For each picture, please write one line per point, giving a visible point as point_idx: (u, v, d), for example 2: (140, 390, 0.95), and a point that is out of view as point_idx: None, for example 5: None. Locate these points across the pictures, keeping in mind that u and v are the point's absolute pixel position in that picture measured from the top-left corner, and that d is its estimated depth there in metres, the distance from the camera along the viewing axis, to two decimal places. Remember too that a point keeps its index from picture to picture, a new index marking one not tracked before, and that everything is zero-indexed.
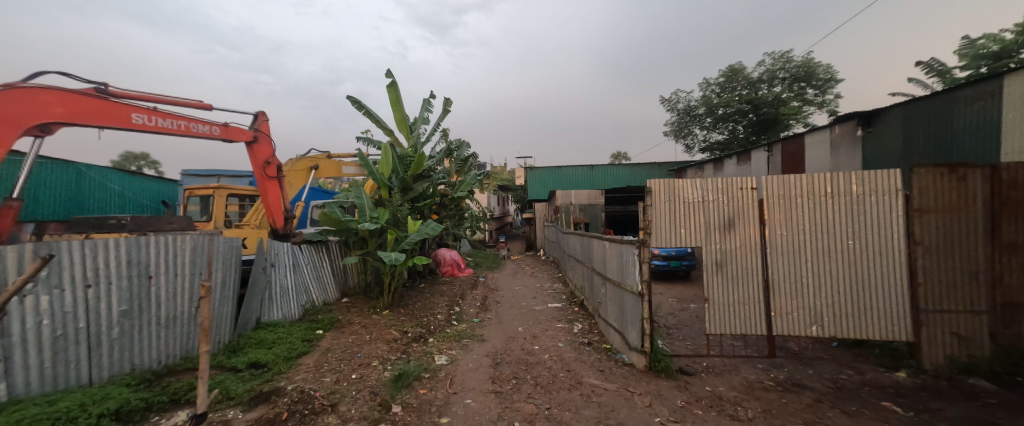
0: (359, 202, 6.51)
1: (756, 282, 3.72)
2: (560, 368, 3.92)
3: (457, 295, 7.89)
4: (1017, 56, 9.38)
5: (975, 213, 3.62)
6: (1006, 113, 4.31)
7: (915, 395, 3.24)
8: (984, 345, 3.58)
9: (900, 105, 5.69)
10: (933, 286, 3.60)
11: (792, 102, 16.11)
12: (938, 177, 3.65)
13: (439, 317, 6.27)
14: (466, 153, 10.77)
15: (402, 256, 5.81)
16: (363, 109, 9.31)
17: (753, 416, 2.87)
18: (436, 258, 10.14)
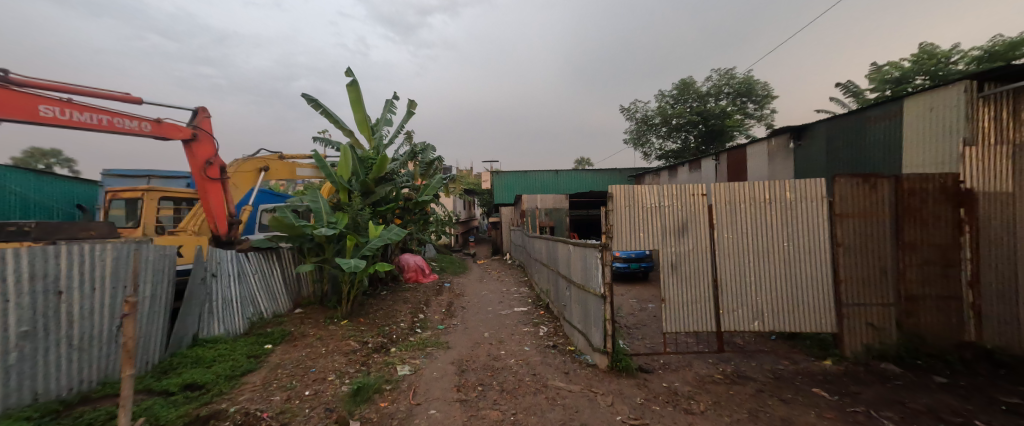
0: (315, 206, 6.20)
1: (707, 282, 4.00)
2: (525, 373, 3.94)
3: (421, 302, 7.69)
4: (913, 81, 10.98)
5: (884, 217, 4.15)
6: (907, 130, 4.95)
7: (838, 381, 3.63)
8: (893, 333, 4.09)
9: (824, 121, 6.43)
10: (853, 282, 4.06)
11: (736, 115, 17.66)
12: (854, 185, 4.14)
13: (402, 325, 6.07)
14: (431, 157, 10.75)
15: (363, 263, 5.56)
16: (320, 109, 8.92)
17: (704, 409, 3.06)
18: (400, 266, 9.84)
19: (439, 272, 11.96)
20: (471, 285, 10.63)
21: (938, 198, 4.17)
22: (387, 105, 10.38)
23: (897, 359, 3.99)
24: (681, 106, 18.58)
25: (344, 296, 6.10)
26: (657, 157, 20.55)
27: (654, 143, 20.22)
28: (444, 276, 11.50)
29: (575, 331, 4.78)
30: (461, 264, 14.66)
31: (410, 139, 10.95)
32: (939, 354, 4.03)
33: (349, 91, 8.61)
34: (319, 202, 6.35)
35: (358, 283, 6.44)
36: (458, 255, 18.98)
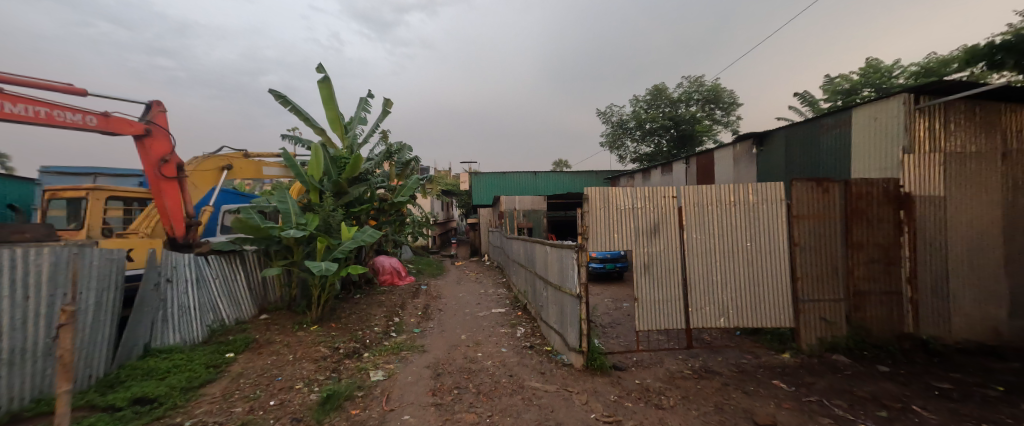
0: (284, 207, 5.95)
1: (677, 281, 4.16)
2: (502, 374, 3.94)
3: (396, 305, 7.52)
4: (860, 94, 11.96)
5: (836, 219, 4.44)
6: (856, 139, 5.33)
7: (795, 372, 3.87)
8: (843, 327, 4.39)
9: (783, 129, 6.84)
10: (808, 279, 4.34)
11: (705, 121, 18.48)
12: (810, 189, 4.42)
13: (376, 329, 5.90)
14: (408, 157, 10.61)
15: (334, 266, 5.35)
16: (289, 106, 8.57)
17: (674, 404, 3.18)
18: (375, 268, 9.69)
19: (416, 274, 11.74)
20: (448, 287, 10.49)
21: (882, 200, 4.51)
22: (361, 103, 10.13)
23: (846, 351, 4.31)
24: (654, 111, 19.24)
25: (315, 300, 5.87)
26: (632, 160, 21.13)
27: (628, 147, 20.81)
28: (420, 278, 11.29)
29: (552, 331, 4.83)
30: (438, 265, 14.46)
31: (385, 139, 10.71)
32: (883, 345, 4.39)
33: (320, 88, 8.33)
34: (287, 203, 6.08)
35: (330, 287, 6.21)
36: (433, 257, 18.74)
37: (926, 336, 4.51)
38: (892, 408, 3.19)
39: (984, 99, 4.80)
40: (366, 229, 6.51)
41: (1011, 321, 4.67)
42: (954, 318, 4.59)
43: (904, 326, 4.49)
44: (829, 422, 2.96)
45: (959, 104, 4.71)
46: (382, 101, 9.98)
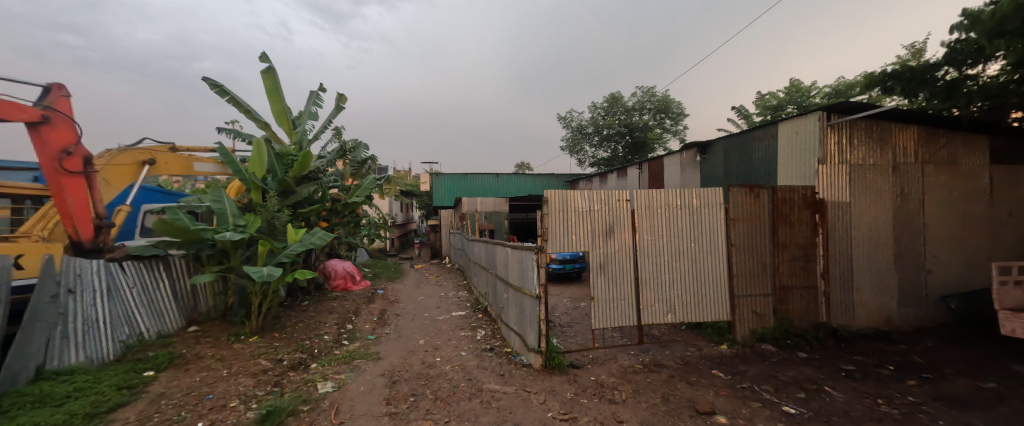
0: (218, 207, 5.41)
1: (630, 280, 4.37)
2: (461, 378, 3.89)
3: (349, 312, 7.12)
4: (784, 110, 13.56)
5: (765, 221, 4.91)
6: (781, 150, 5.94)
7: (731, 362, 4.24)
8: (770, 319, 4.88)
9: (722, 139, 7.35)
10: (742, 277, 4.77)
11: (656, 129, 19.68)
12: (744, 194, 4.84)
13: (327, 338, 5.55)
14: (363, 156, 10.23)
15: (279, 271, 4.93)
16: (228, 97, 7.91)
17: (626, 398, 3.33)
18: (326, 273, 9.21)
19: (372, 277, 11.23)
20: (405, 290, 10.14)
21: (802, 205, 5.07)
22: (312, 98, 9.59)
23: (773, 340, 4.80)
24: (610, 118, 20.19)
25: (255, 309, 5.40)
26: (590, 164, 21.91)
27: (587, 151, 21.64)
28: (376, 282, 10.81)
29: (511, 332, 4.86)
30: (395, 268, 13.94)
31: (338, 136, 10.16)
32: (801, 333, 4.95)
33: (264, 78, 7.71)
34: (223, 203, 5.52)
35: (273, 295, 5.73)
36: (390, 259, 18.11)
37: (836, 325, 5.15)
38: (808, 390, 3.61)
39: (881, 119, 5.59)
40: (316, 231, 6.09)
41: (898, 309, 5.50)
42: (857, 308, 5.31)
43: (819, 316, 5.10)
44: (759, 406, 3.29)
45: (860, 123, 5.47)
46: (336, 96, 9.54)
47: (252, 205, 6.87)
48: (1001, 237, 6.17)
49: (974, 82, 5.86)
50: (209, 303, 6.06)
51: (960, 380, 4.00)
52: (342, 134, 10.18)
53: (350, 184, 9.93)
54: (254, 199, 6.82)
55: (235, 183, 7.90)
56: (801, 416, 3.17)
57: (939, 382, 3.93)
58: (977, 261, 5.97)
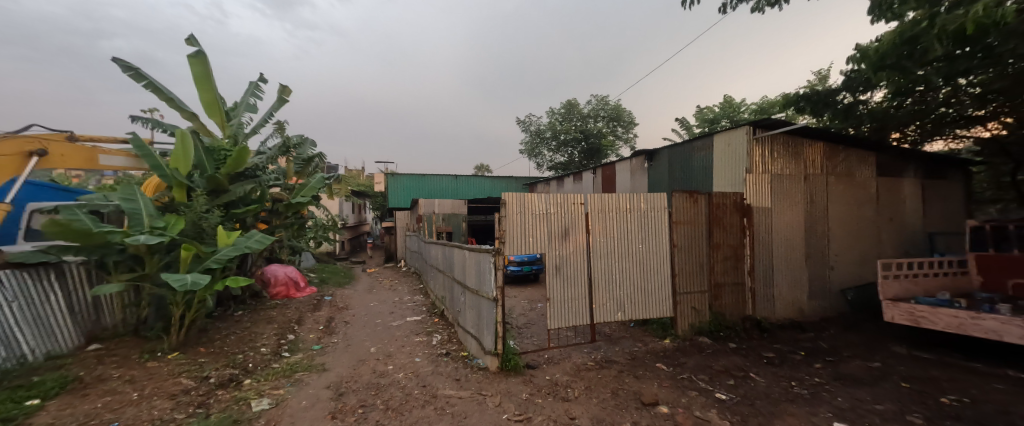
0: (131, 207, 4.76)
1: (583, 281, 4.52)
2: (414, 386, 3.76)
3: (291, 321, 6.58)
4: (719, 123, 14.97)
5: (702, 224, 5.35)
6: (715, 160, 6.53)
7: (672, 355, 4.56)
8: (706, 314, 5.32)
9: (666, 148, 7.87)
10: (682, 276, 5.15)
11: (609, 137, 20.62)
12: (685, 198, 5.23)
13: (264, 350, 5.07)
14: (309, 153, 9.67)
15: (207, 279, 4.41)
16: (145, 82, 7.54)
17: (578, 395, 3.44)
18: (265, 281, 8.48)
19: (319, 283, 10.51)
20: (355, 296, 9.58)
21: (733, 210, 5.60)
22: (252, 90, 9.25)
23: (708, 333, 5.24)
24: (567, 124, 20.89)
25: (176, 322, 4.79)
26: (548, 168, 22.42)
27: (546, 155, 22.26)
28: (324, 287, 10.13)
29: (468, 335, 4.81)
30: (346, 273, 13.17)
31: (281, 131, 9.40)
32: (732, 326, 5.46)
33: (191, 63, 6.98)
34: (137, 202, 4.86)
35: (198, 305, 5.12)
36: (340, 263, 17.15)
37: (760, 317, 5.75)
38: (737, 377, 3.99)
39: (797, 135, 6.36)
40: (252, 234, 5.56)
41: (808, 301, 6.28)
42: (776, 302, 5.97)
43: (746, 310, 5.65)
44: (696, 394, 3.58)
45: (779, 137, 6.18)
46: (278, 88, 8.93)
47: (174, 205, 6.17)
48: (886, 238, 7.30)
49: (864, 106, 7.83)
50: (116, 316, 5.25)
51: (854, 361, 4.67)
52: (284, 129, 9.44)
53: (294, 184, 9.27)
54: (178, 199, 6.13)
55: (152, 180, 7.01)
56: (730, 401, 3.50)
57: (839, 364, 4.55)
58: (868, 260, 7.00)
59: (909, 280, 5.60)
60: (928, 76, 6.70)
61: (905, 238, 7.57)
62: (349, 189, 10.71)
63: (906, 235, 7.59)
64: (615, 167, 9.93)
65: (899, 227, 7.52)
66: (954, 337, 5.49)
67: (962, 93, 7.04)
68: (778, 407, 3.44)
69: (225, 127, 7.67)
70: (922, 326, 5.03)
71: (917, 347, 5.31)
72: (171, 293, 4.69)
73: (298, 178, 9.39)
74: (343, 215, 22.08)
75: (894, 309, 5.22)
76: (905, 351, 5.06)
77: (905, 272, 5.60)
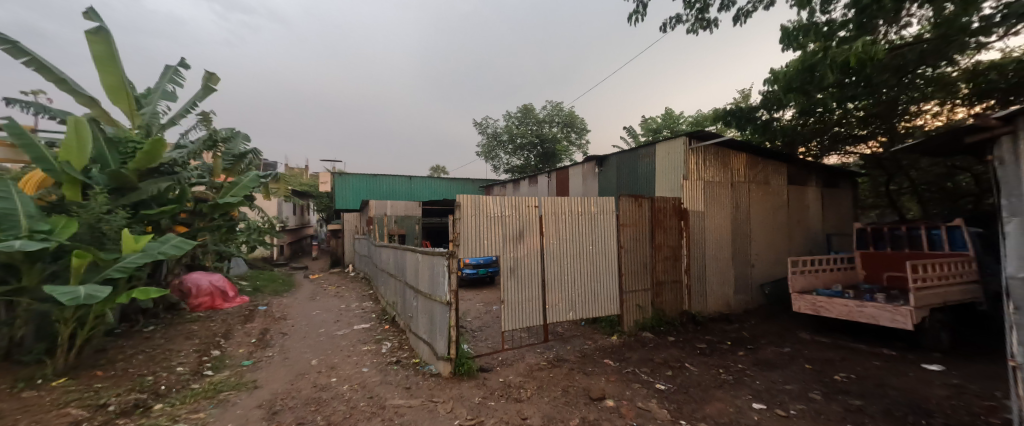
0: (2, 206, 3.97)
1: (537, 283, 4.58)
2: (361, 398, 3.54)
3: (215, 335, 5.88)
4: (662, 132, 16.09)
5: (646, 227, 5.69)
6: (658, 167, 7.01)
7: (618, 350, 4.80)
8: (649, 311, 5.67)
9: (614, 154, 8.28)
10: (628, 275, 5.44)
11: (564, 142, 21.17)
12: (631, 203, 5.53)
13: (180, 369, 4.45)
14: (240, 148, 8.76)
15: (108, 290, 3.82)
16: (27, 59, 6.46)
17: (530, 395, 3.48)
18: (184, 292, 7.52)
19: (251, 291, 9.54)
20: (295, 305, 8.82)
21: (672, 214, 6.04)
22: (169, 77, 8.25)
23: (649, 329, 5.59)
24: (523, 128, 21.20)
25: (63, 342, 4.05)
26: (504, 171, 22.49)
27: (502, 158, 22.33)
28: (256, 296, 9.20)
29: (420, 341, 4.65)
30: (285, 280, 12.10)
31: (206, 123, 8.40)
32: (671, 321, 5.88)
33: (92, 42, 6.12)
34: (12, 201, 4.08)
35: (94, 321, 4.37)
36: (278, 268, 15.75)
37: (694, 312, 6.26)
38: (674, 368, 4.31)
39: (725, 146, 7.03)
40: (168, 238, 5.12)
41: (734, 296, 6.96)
42: (708, 297, 6.53)
43: (683, 306, 6.13)
44: (638, 386, 3.80)
45: (711, 147, 6.79)
46: (204, 75, 8.05)
47: (64, 205, 5.30)
48: (795, 239, 8.33)
49: (777, 123, 8.97)
50: None
51: (769, 348, 5.27)
52: (210, 120, 8.44)
53: (220, 182, 8.34)
54: (69, 197, 5.29)
55: (34, 174, 5.83)
56: (668, 390, 3.77)
57: (757, 351, 5.10)
58: (781, 258, 7.93)
59: (811, 274, 6.45)
60: (825, 99, 7.88)
61: (809, 239, 8.70)
62: (289, 189, 9.77)
63: (810, 236, 8.73)
64: (568, 171, 10.20)
65: (804, 229, 8.62)
66: (845, 323, 6.41)
67: (850, 115, 8.61)
68: (709, 393, 3.76)
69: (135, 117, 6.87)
70: (820, 314, 5.81)
71: (818, 333, 6.11)
72: (57, 308, 3.95)
73: (226, 176, 8.46)
74: (283, 216, 20.37)
75: (800, 300, 5.97)
76: (808, 337, 5.82)
77: (808, 268, 6.45)
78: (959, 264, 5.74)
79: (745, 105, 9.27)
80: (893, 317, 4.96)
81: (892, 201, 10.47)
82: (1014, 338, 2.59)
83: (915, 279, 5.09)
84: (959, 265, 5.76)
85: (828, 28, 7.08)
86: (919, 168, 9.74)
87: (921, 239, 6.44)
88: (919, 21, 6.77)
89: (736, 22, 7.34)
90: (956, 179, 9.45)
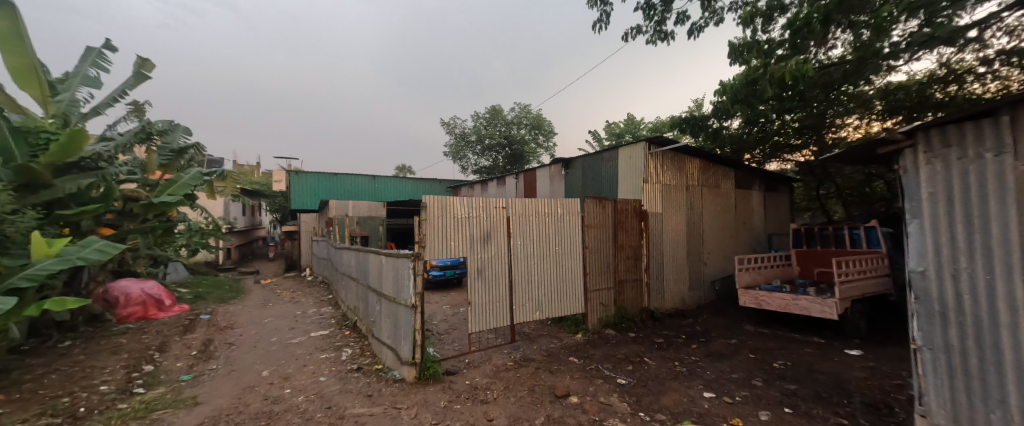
0: None
1: (504, 284, 4.57)
2: (318, 408, 3.35)
3: (148, 348, 5.31)
4: (624, 137, 16.69)
5: (609, 227, 5.86)
6: (620, 170, 7.24)
7: (582, 348, 4.92)
8: (612, 309, 5.85)
9: (580, 157, 8.46)
10: (593, 275, 5.58)
11: (531, 144, 21.31)
12: (595, 205, 5.67)
13: (104, 388, 3.97)
14: (178, 142, 7.99)
15: (14, 301, 3.34)
16: None
17: (496, 396, 3.47)
18: (109, 301, 6.70)
19: (192, 299, 8.71)
20: (243, 312, 8.17)
21: (633, 215, 6.27)
22: (94, 61, 7.38)
23: (612, 326, 5.77)
24: (491, 129, 21.15)
25: None
26: (472, 171, 22.27)
27: (470, 159, 22.09)
28: (198, 304, 8.42)
29: (383, 346, 4.47)
30: (231, 286, 11.17)
31: (139, 113, 7.57)
32: (631, 317, 6.11)
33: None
34: None
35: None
36: (223, 273, 14.53)
37: (653, 308, 6.55)
38: (634, 362, 4.49)
39: (681, 151, 7.40)
40: (91, 242, 4.67)
41: (688, 293, 7.36)
42: (666, 294, 6.86)
43: (642, 303, 6.39)
44: (601, 382, 3.91)
45: (668, 152, 7.12)
46: (137, 61, 7.28)
47: None
48: (741, 238, 8.97)
49: (726, 131, 9.70)
50: None
51: (718, 340, 5.63)
52: (144, 111, 7.61)
53: (155, 178, 7.57)
54: None
55: None
56: (629, 384, 3.92)
57: (709, 343, 5.44)
58: (729, 256, 8.50)
59: (755, 271, 6.97)
60: (767, 111, 8.54)
61: (753, 238, 9.40)
62: (238, 188, 8.99)
63: (754, 235, 9.43)
64: (536, 173, 10.26)
65: (750, 229, 9.30)
66: (782, 315, 6.99)
67: (788, 126, 9.40)
68: (665, 385, 3.94)
69: (49, 105, 6.10)
70: (762, 307, 6.28)
71: (760, 324, 6.62)
72: None
73: (162, 172, 7.66)
74: (230, 216, 18.86)
75: (745, 295, 6.43)
76: (752, 329, 6.28)
77: (752, 265, 6.98)
78: (875, 260, 6.48)
79: (698, 113, 9.85)
80: (823, 308, 5.48)
81: (822, 204, 11.59)
82: (914, 324, 2.93)
83: (839, 274, 5.68)
84: (874, 260, 6.50)
85: (768, 46, 7.64)
86: (844, 175, 10.88)
87: (844, 238, 7.19)
88: (843, 44, 7.46)
89: (690, 36, 7.76)
90: (873, 185, 10.64)
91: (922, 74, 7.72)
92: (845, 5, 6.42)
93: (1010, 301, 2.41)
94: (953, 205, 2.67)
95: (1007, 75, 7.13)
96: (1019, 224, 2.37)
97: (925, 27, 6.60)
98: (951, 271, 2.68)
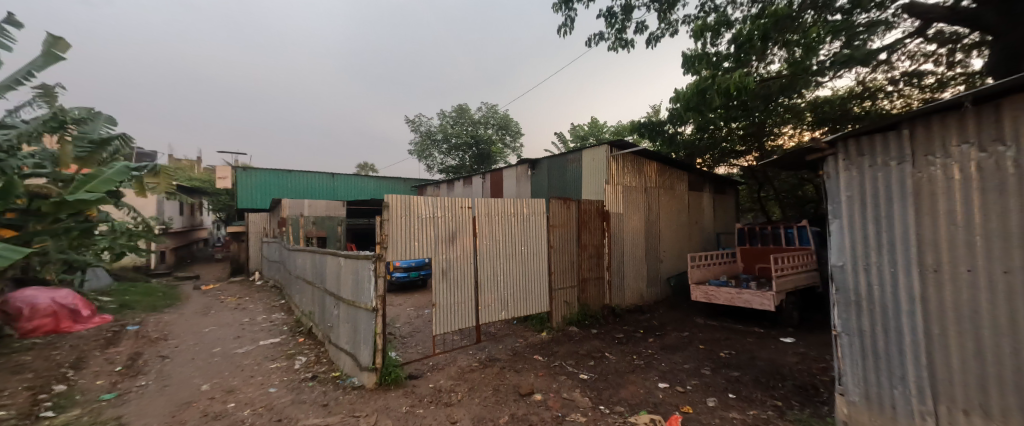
0: None
1: (469, 284, 4.51)
2: (266, 422, 3.12)
3: (61, 365, 4.68)
4: (588, 139, 17.08)
5: (573, 227, 5.96)
6: (584, 171, 7.38)
7: (546, 346, 4.98)
8: (575, 306, 5.97)
9: (545, 158, 8.53)
10: (557, 274, 5.65)
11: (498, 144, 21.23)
12: (560, 205, 5.74)
13: (2, 414, 3.44)
14: (99, 133, 7.09)
15: None
16: None
17: (461, 397, 3.42)
18: (9, 313, 5.80)
19: (118, 308, 7.80)
20: (180, 321, 7.44)
21: (596, 215, 6.42)
22: None
23: (574, 323, 5.88)
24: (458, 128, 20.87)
25: None
26: (438, 171, 21.79)
27: (436, 158, 21.61)
28: (124, 313, 7.55)
29: (341, 353, 4.25)
30: (166, 292, 10.14)
31: (49, 99, 6.64)
32: (593, 315, 6.27)
33: None
34: None
35: None
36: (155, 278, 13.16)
37: (613, 305, 6.77)
38: (595, 358, 4.62)
39: (641, 154, 7.69)
40: None
41: (646, 290, 7.67)
42: (626, 291, 7.10)
43: (604, 300, 6.57)
44: (564, 378, 3.98)
45: (629, 155, 7.37)
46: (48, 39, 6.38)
47: None
48: (693, 237, 9.50)
49: (680, 137, 10.30)
50: None
51: (673, 333, 5.93)
52: (56, 97, 6.69)
53: (71, 173, 6.68)
54: None
55: None
56: (590, 379, 4.01)
57: (664, 337, 5.71)
58: (683, 255, 8.97)
59: (706, 268, 7.42)
60: (717, 118, 9.10)
61: (704, 237, 10.00)
62: (173, 185, 8.11)
63: (705, 234, 10.04)
64: (502, 173, 10.22)
65: (701, 229, 9.87)
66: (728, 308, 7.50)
67: (734, 133, 10.08)
68: (624, 378, 4.09)
69: None
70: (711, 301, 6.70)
71: (710, 317, 7.06)
72: None
73: (78, 166, 6.70)
74: (165, 215, 17.16)
75: (696, 290, 6.82)
76: (702, 322, 6.68)
77: (703, 262, 7.42)
78: (807, 255, 7.19)
79: (656, 118, 10.28)
80: (763, 301, 5.95)
81: (764, 206, 12.58)
82: (835, 312, 3.22)
83: (777, 269, 6.20)
84: (806, 256, 7.16)
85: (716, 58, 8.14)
86: (781, 179, 11.89)
87: (781, 237, 7.88)
88: (780, 60, 8.08)
89: (649, 45, 8.05)
90: (806, 188, 11.69)
91: (843, 91, 8.59)
92: (780, 24, 6.98)
93: (909, 292, 2.72)
94: (867, 207, 2.96)
95: (910, 94, 8.12)
96: (917, 224, 2.68)
97: (845, 48, 7.26)
98: (866, 265, 2.97)
